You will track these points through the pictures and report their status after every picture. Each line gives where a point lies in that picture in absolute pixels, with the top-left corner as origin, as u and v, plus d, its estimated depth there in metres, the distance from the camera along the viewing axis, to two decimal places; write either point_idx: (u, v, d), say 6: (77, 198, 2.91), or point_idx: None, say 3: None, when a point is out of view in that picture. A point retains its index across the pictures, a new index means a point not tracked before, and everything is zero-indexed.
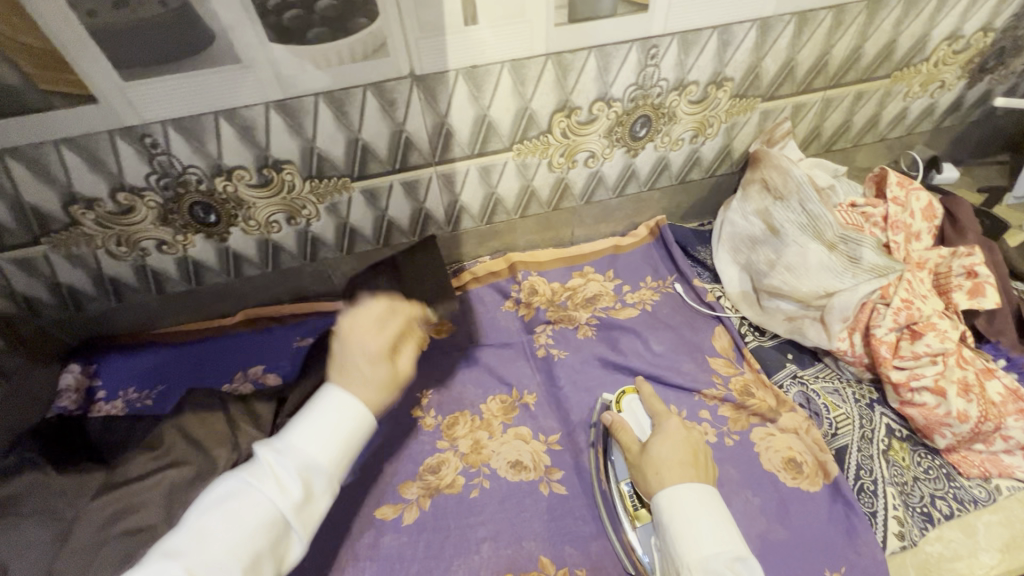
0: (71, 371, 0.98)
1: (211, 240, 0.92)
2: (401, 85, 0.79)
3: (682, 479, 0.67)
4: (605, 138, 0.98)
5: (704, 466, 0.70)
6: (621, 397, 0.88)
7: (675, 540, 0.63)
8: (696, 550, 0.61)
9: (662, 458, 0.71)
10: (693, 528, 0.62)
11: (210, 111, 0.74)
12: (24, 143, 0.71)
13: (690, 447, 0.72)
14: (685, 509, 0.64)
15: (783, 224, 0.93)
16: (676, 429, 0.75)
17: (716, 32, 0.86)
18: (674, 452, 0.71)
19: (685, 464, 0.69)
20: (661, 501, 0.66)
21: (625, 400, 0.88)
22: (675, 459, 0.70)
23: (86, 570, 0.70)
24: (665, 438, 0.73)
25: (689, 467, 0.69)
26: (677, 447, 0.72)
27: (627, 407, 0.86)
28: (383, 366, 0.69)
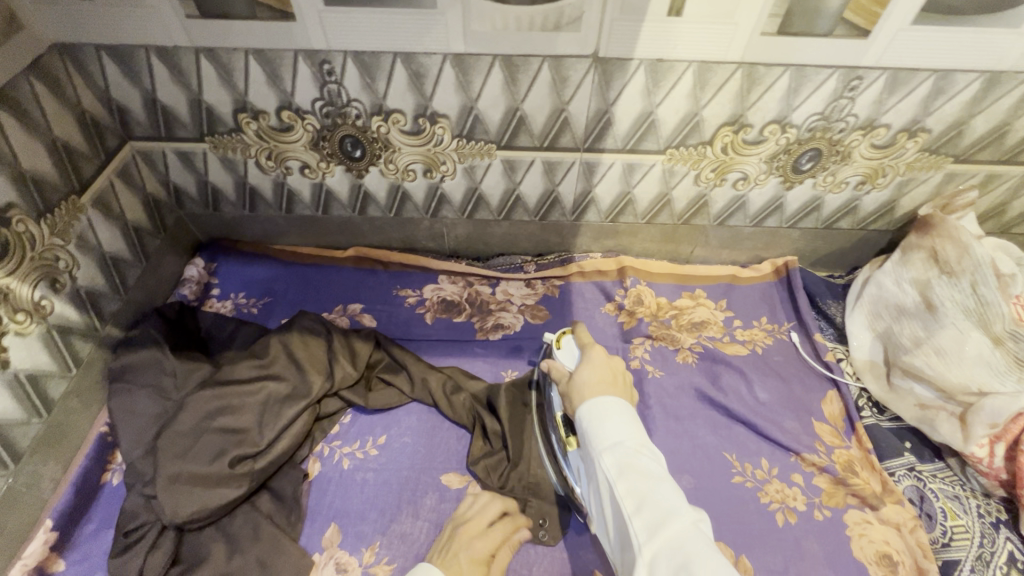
0: (196, 265, 1.04)
1: (349, 174, 0.93)
2: (580, 64, 0.76)
3: (597, 392, 0.67)
4: (765, 164, 0.90)
5: (623, 386, 0.70)
6: (560, 336, 0.81)
7: (592, 435, 0.63)
8: (609, 438, 0.62)
9: (583, 381, 0.70)
10: (608, 420, 0.63)
11: (391, 51, 0.75)
12: (221, 46, 0.75)
13: (610, 371, 0.72)
14: (604, 408, 0.64)
15: (942, 302, 0.84)
16: (597, 353, 0.75)
17: (934, 76, 0.77)
18: (594, 373, 0.71)
19: (603, 382, 0.69)
20: (582, 407, 0.66)
21: (564, 338, 0.81)
22: (597, 379, 0.70)
23: (186, 452, 0.75)
24: (590, 365, 0.73)
25: (605, 384, 0.69)
26: (597, 369, 0.72)
27: (566, 345, 0.79)
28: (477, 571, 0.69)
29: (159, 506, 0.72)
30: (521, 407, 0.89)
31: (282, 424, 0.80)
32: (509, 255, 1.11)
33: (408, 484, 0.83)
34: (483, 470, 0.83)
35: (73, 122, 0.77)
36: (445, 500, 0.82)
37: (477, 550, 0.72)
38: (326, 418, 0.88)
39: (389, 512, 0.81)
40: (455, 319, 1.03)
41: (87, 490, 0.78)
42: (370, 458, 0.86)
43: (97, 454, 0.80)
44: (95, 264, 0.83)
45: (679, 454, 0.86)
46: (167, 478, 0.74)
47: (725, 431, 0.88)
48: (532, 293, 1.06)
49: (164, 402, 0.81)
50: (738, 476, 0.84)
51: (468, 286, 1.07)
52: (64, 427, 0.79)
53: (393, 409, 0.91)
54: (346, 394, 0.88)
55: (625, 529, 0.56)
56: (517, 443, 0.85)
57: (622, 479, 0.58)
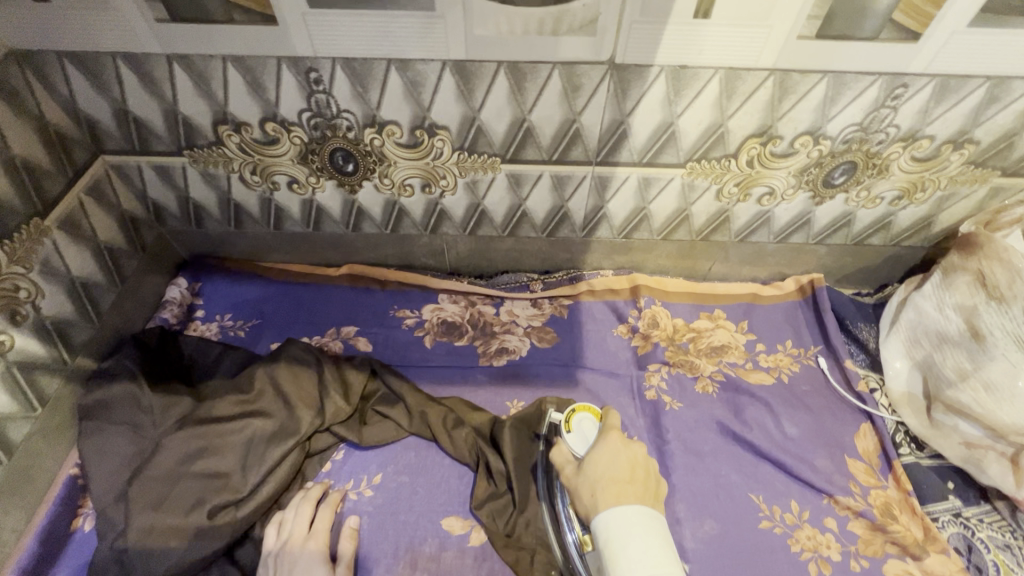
0: (178, 286, 0.97)
1: (341, 189, 0.86)
2: (594, 72, 0.68)
3: (616, 499, 0.57)
4: (794, 178, 0.83)
5: (646, 483, 0.60)
6: (570, 416, 0.72)
7: (612, 562, 0.53)
8: (631, 570, 0.52)
9: (596, 480, 0.60)
10: (631, 545, 0.53)
11: (384, 58, 0.67)
12: (195, 53, 0.67)
13: (628, 464, 0.61)
14: (623, 526, 0.54)
15: (991, 330, 0.76)
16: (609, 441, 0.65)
17: (988, 84, 0.69)
18: (609, 468, 0.61)
19: (621, 481, 0.59)
20: (598, 523, 0.56)
21: (573, 419, 0.72)
22: (612, 477, 0.60)
23: (161, 501, 0.70)
24: (605, 457, 0.62)
25: (624, 484, 0.58)
26: (614, 463, 0.61)
27: (577, 425, 0.71)
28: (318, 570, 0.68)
29: (132, 561, 0.67)
30: (528, 443, 0.81)
31: (267, 467, 0.74)
32: (513, 272, 1.04)
33: (406, 529, 0.77)
34: (488, 514, 0.77)
35: (36, 138, 0.70)
36: (446, 547, 0.75)
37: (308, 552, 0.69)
38: (316, 455, 0.81)
39: (386, 561, 0.74)
40: (456, 343, 0.95)
41: (54, 538, 0.71)
42: (364, 499, 0.79)
43: (66, 499, 0.73)
44: (63, 290, 0.76)
45: (700, 496, 0.79)
46: (139, 532, 0.68)
47: (750, 469, 0.81)
48: (539, 314, 0.99)
49: (138, 442, 0.74)
50: (766, 521, 0.77)
51: (470, 307, 0.99)
52: (29, 470, 0.72)
53: (389, 445, 0.84)
54: (339, 429, 0.81)
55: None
56: (522, 482, 0.78)
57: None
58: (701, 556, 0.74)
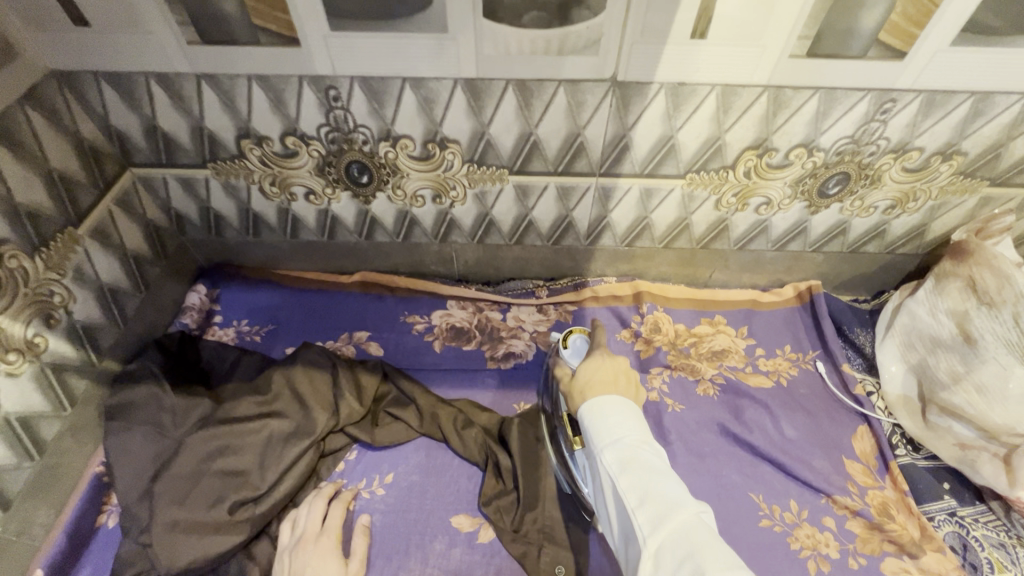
0: (198, 292, 1.00)
1: (356, 200, 0.90)
2: (597, 89, 0.72)
3: (600, 391, 0.62)
4: (790, 188, 0.86)
5: (630, 385, 0.64)
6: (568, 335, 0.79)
7: (593, 431, 0.58)
8: (612, 434, 0.57)
9: (584, 380, 0.65)
10: (611, 416, 0.58)
11: (400, 76, 0.72)
12: (223, 72, 0.72)
13: (614, 368, 0.66)
14: (605, 406, 0.60)
15: (983, 334, 0.79)
16: (600, 352, 0.70)
17: (972, 99, 0.73)
18: (596, 374, 0.65)
19: (606, 381, 0.64)
20: (584, 406, 0.61)
21: (570, 337, 0.79)
22: (599, 379, 0.64)
23: (184, 498, 0.73)
24: (594, 366, 0.67)
25: (609, 382, 0.63)
26: (601, 369, 0.66)
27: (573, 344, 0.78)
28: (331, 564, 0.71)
29: (155, 555, 0.69)
30: (535, 445, 0.84)
31: (285, 466, 0.77)
32: (519, 279, 1.07)
33: (417, 527, 0.79)
34: (495, 511, 0.79)
35: (71, 151, 0.74)
36: (456, 544, 0.78)
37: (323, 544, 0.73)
38: (330, 455, 0.84)
39: (398, 557, 0.77)
40: (464, 347, 0.99)
41: (80, 535, 0.74)
42: (377, 498, 0.82)
43: (92, 497, 0.76)
44: (93, 296, 0.80)
45: (702, 496, 0.81)
46: (163, 527, 0.71)
47: (750, 470, 0.84)
48: (544, 319, 1.02)
49: (161, 441, 0.77)
50: (766, 520, 0.79)
51: (478, 312, 1.03)
52: (57, 469, 0.75)
53: (400, 446, 0.87)
54: (352, 430, 0.84)
55: (628, 525, 0.51)
56: (529, 484, 0.81)
57: (625, 473, 0.53)
58: None
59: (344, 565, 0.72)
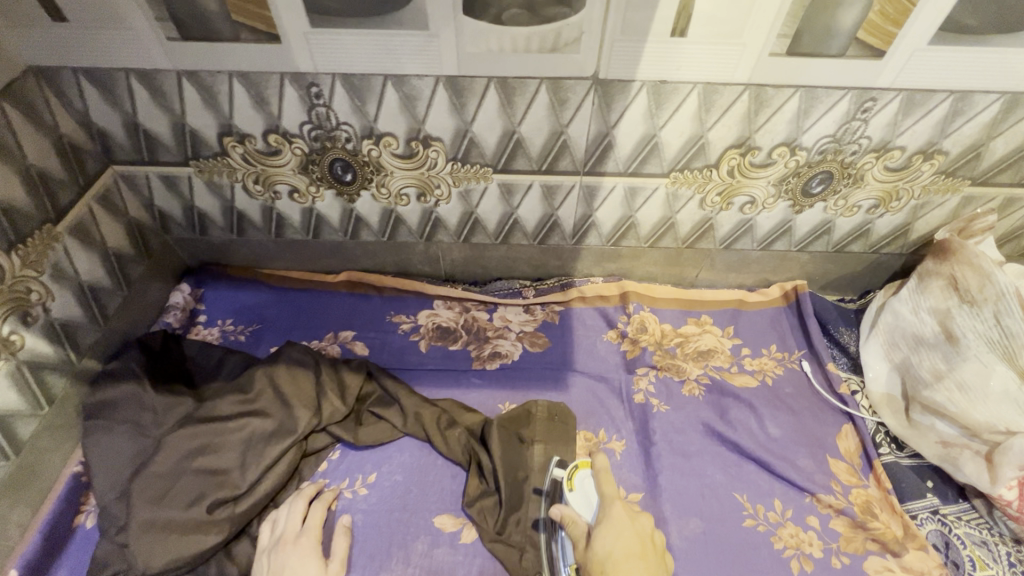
0: (182, 291, 1.00)
1: (340, 198, 0.90)
2: (580, 86, 0.72)
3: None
4: (774, 186, 0.86)
5: (653, 558, 0.66)
6: (574, 474, 0.78)
7: None
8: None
9: (609, 557, 0.65)
10: None
11: (381, 73, 0.71)
12: (203, 69, 0.72)
13: (637, 538, 0.68)
14: None
15: (964, 333, 0.80)
16: (617, 513, 0.70)
17: (952, 97, 0.73)
18: (618, 543, 0.66)
19: (632, 557, 0.65)
20: None
21: (576, 477, 0.78)
22: (623, 552, 0.65)
23: (162, 497, 0.72)
24: (613, 531, 0.68)
25: (636, 558, 0.65)
26: (622, 537, 0.67)
27: (579, 485, 0.77)
28: (312, 561, 0.70)
29: (132, 554, 0.69)
30: (517, 446, 0.84)
31: (265, 465, 0.76)
32: (506, 279, 1.07)
33: (399, 527, 0.79)
34: (479, 512, 0.79)
35: (50, 148, 0.74)
36: (438, 544, 0.77)
37: (303, 543, 0.72)
38: (313, 454, 0.84)
39: (379, 557, 0.76)
40: (450, 348, 0.98)
41: (56, 537, 0.73)
42: (359, 498, 0.81)
43: (68, 497, 0.75)
44: (72, 294, 0.79)
45: (686, 495, 0.81)
46: (140, 526, 0.70)
47: (734, 469, 0.84)
48: (531, 320, 1.02)
49: (141, 440, 0.77)
50: (750, 519, 0.79)
51: (464, 313, 1.02)
52: (35, 467, 0.75)
53: (384, 445, 0.86)
54: (335, 429, 0.84)
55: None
56: (512, 485, 0.81)
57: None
58: (687, 554, 0.76)
59: (324, 565, 0.71)
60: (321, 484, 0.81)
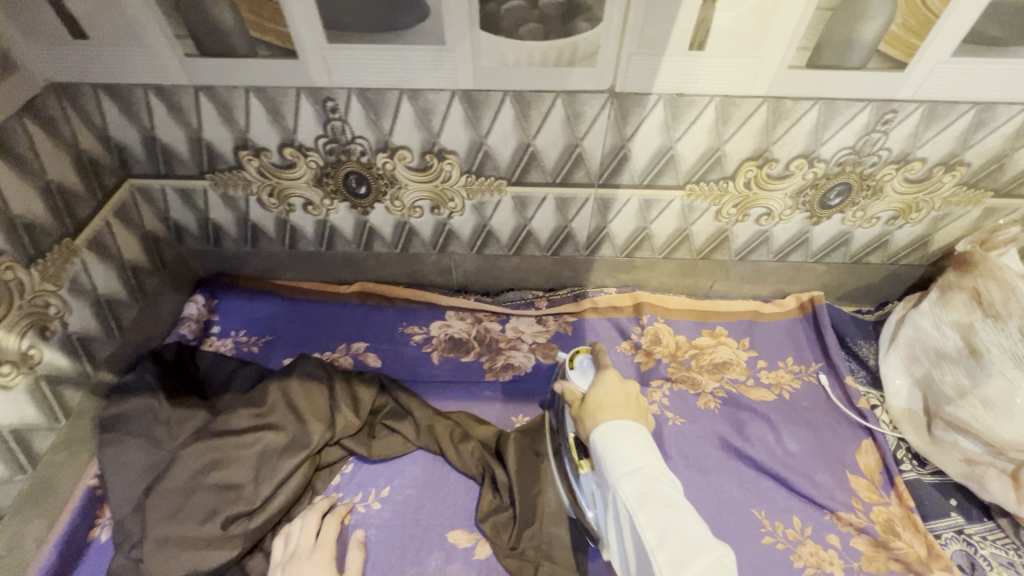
0: (196, 302, 1.00)
1: (354, 211, 0.90)
2: (595, 99, 0.72)
3: (613, 418, 0.63)
4: (791, 199, 0.85)
5: (639, 410, 0.66)
6: (575, 356, 0.78)
7: (607, 460, 0.60)
8: (627, 463, 0.58)
9: (595, 405, 0.66)
10: (626, 445, 0.60)
11: (397, 88, 0.71)
12: (221, 84, 0.72)
13: (625, 393, 0.67)
14: (617, 430, 0.61)
15: (989, 347, 0.78)
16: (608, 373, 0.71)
17: (974, 109, 0.72)
18: (607, 395, 0.67)
19: (617, 405, 0.65)
20: (597, 432, 0.63)
21: (576, 358, 0.78)
22: (610, 402, 0.66)
23: (176, 512, 0.72)
24: (603, 386, 0.69)
25: (621, 406, 0.65)
26: (611, 390, 0.68)
27: (580, 364, 0.77)
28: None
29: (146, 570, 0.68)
30: (532, 456, 0.83)
31: (278, 479, 0.76)
32: (519, 290, 1.06)
33: (412, 542, 0.78)
34: (492, 527, 0.78)
35: (69, 164, 0.74)
36: (451, 560, 0.77)
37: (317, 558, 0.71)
38: (326, 468, 0.83)
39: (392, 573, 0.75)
40: (462, 359, 0.98)
41: (72, 549, 0.73)
42: (372, 512, 0.81)
43: (84, 510, 0.75)
44: (89, 307, 0.80)
45: (703, 512, 0.80)
46: (155, 541, 0.70)
47: (752, 484, 0.82)
48: (544, 330, 1.01)
49: (156, 454, 0.77)
50: (769, 537, 0.77)
51: (476, 323, 1.02)
52: (50, 481, 0.75)
53: (397, 459, 0.85)
54: (348, 442, 0.83)
55: (648, 564, 0.52)
56: (526, 499, 0.80)
57: (643, 508, 0.54)
58: None
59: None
60: (332, 499, 0.80)
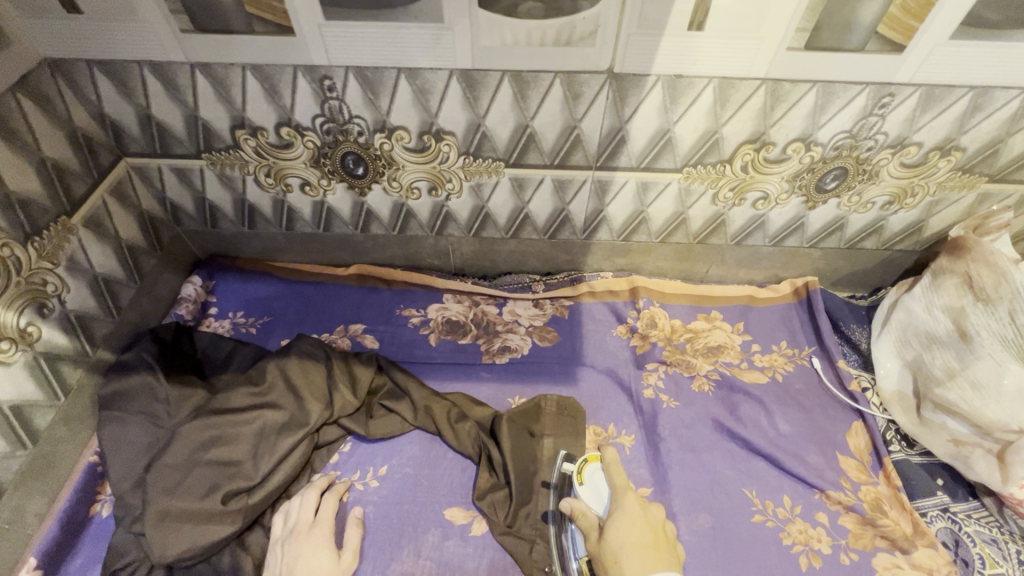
0: (193, 283, 1.00)
1: (351, 191, 0.90)
2: (594, 80, 0.72)
3: (643, 567, 0.61)
4: (787, 182, 0.86)
5: (667, 549, 0.64)
6: (584, 468, 0.76)
7: None
8: None
9: (620, 546, 0.64)
10: None
11: (394, 67, 0.71)
12: (217, 61, 0.71)
13: (650, 527, 0.66)
14: None
15: (979, 331, 0.79)
16: (629, 501, 0.68)
17: (971, 93, 0.72)
18: (631, 533, 0.65)
19: (644, 546, 0.63)
20: None
21: (587, 470, 0.76)
22: (635, 542, 0.64)
23: (176, 487, 0.73)
24: (624, 521, 0.66)
25: (649, 548, 0.63)
26: (634, 527, 0.65)
27: (590, 478, 0.75)
28: (326, 554, 0.71)
29: (147, 543, 0.69)
30: (527, 439, 0.84)
31: (278, 457, 0.77)
32: (516, 274, 1.07)
33: (410, 518, 0.79)
34: (489, 506, 0.79)
35: (64, 141, 0.74)
36: (448, 537, 0.78)
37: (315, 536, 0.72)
38: (324, 447, 0.84)
39: (391, 549, 0.77)
40: (460, 342, 0.98)
41: (74, 524, 0.74)
42: (370, 490, 0.82)
43: (84, 486, 0.76)
44: (86, 286, 0.80)
45: (694, 491, 0.81)
46: (156, 515, 0.71)
47: (744, 465, 0.84)
48: (541, 314, 1.01)
49: (155, 431, 0.78)
50: (759, 515, 0.79)
51: (473, 307, 1.02)
52: (51, 457, 0.76)
53: (394, 438, 0.87)
54: (346, 422, 0.84)
55: None
56: (522, 479, 0.81)
57: None
58: (695, 549, 0.76)
59: (337, 557, 0.72)
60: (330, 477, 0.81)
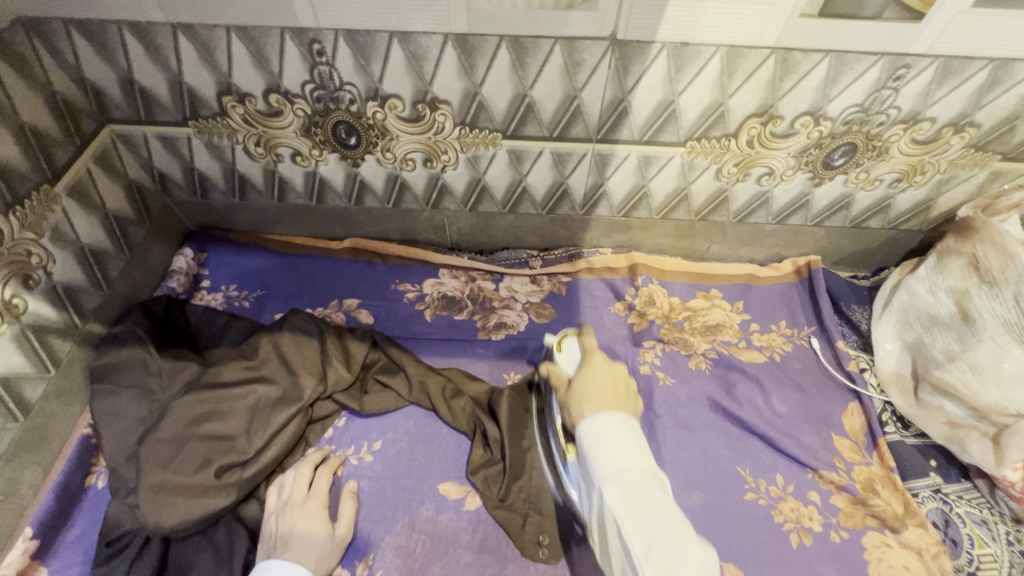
0: (184, 255, 0.98)
1: (344, 162, 0.87)
2: (596, 47, 0.68)
3: (599, 410, 0.60)
4: (794, 158, 0.83)
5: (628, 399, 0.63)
6: (563, 338, 0.76)
7: (594, 458, 0.57)
8: (612, 465, 0.55)
9: (583, 394, 0.64)
10: (612, 442, 0.57)
11: (386, 30, 0.68)
12: (200, 22, 0.68)
13: (613, 380, 0.65)
14: (608, 427, 0.58)
15: (981, 313, 0.78)
16: (598, 361, 0.68)
17: (991, 65, 0.69)
18: (594, 383, 0.64)
19: (603, 394, 0.63)
20: (584, 424, 0.60)
21: (565, 341, 0.75)
22: (596, 390, 0.64)
23: (168, 461, 0.73)
24: (591, 374, 0.66)
25: (607, 395, 0.62)
26: (599, 380, 0.65)
27: (569, 347, 0.74)
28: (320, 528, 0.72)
29: (142, 515, 0.70)
30: (523, 414, 0.84)
31: (271, 431, 0.77)
32: (513, 249, 1.05)
33: (404, 493, 0.80)
34: (483, 481, 0.79)
35: (43, 106, 0.71)
36: (441, 511, 0.78)
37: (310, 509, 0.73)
38: (318, 421, 0.84)
39: (384, 522, 0.77)
40: (455, 317, 0.97)
41: (69, 494, 0.75)
42: (364, 464, 0.82)
43: (79, 458, 0.77)
44: (73, 257, 0.78)
45: (688, 469, 0.81)
46: (149, 488, 0.71)
47: (738, 443, 0.84)
48: (538, 290, 1.00)
49: (148, 404, 0.77)
50: (751, 493, 0.79)
51: (469, 282, 1.01)
52: (43, 429, 0.75)
53: (388, 413, 0.86)
54: (340, 397, 0.84)
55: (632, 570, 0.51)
56: (516, 454, 0.81)
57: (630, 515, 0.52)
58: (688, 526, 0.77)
59: (332, 530, 0.73)
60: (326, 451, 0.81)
